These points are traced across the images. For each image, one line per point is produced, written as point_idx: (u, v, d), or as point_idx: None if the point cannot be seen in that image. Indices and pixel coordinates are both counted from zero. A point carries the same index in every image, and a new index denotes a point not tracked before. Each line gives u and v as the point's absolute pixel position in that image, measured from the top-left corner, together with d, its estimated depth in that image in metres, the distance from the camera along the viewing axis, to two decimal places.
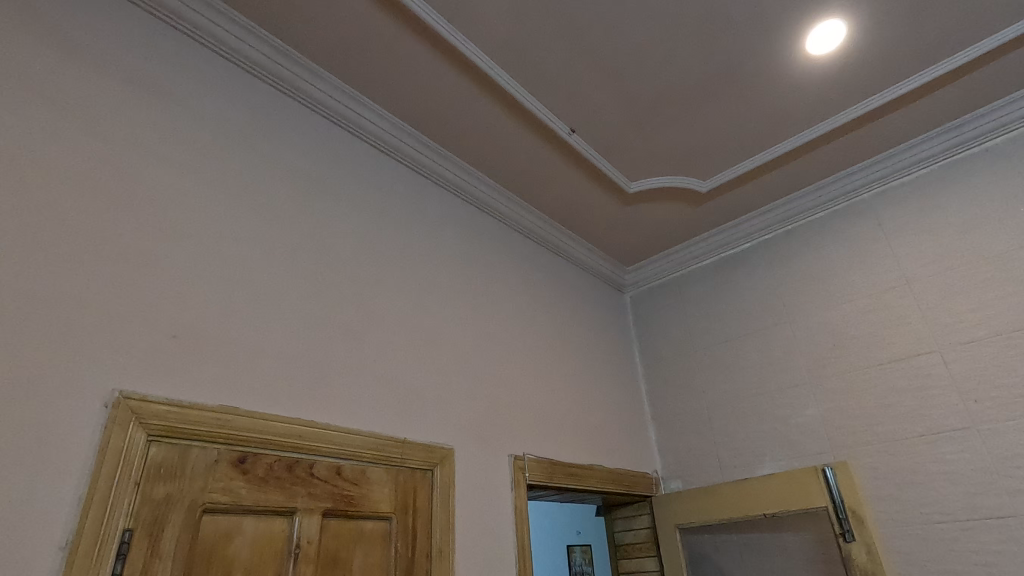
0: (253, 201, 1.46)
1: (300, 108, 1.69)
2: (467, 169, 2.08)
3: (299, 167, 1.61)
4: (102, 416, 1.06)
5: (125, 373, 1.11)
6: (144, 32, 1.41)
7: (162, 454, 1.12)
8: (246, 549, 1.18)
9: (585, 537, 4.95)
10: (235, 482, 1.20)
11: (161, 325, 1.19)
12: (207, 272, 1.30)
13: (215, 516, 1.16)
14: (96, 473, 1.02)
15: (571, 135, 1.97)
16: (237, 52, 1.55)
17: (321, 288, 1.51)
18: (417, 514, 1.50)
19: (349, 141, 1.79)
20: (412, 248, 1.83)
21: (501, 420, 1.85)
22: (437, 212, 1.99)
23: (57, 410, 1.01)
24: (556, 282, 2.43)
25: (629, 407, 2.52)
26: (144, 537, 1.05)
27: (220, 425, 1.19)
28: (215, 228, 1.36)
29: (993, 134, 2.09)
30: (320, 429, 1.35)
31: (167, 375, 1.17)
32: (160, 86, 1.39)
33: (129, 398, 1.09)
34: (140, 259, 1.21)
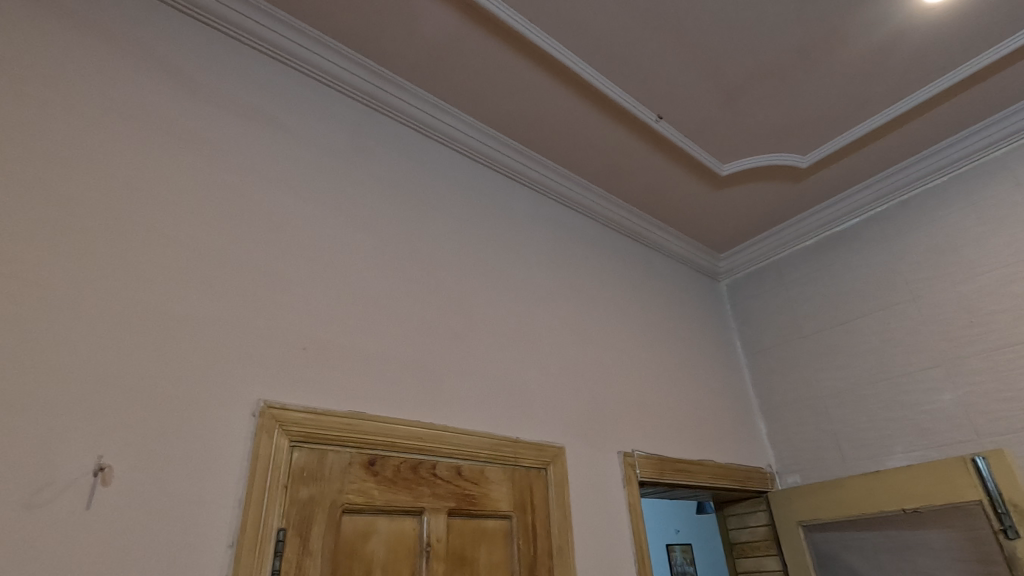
0: (358, 216, 1.53)
1: (393, 123, 1.76)
2: (553, 167, 2.07)
3: (396, 181, 1.67)
4: (251, 424, 1.15)
5: (266, 384, 1.20)
6: (253, 69, 1.52)
7: (304, 458, 1.20)
8: (383, 547, 1.24)
9: (684, 536, 4.78)
10: (367, 483, 1.26)
11: (292, 339, 1.28)
12: (326, 286, 1.39)
13: (353, 516, 1.23)
14: (250, 477, 1.11)
15: (659, 122, 1.92)
16: (335, 77, 1.64)
17: (426, 295, 1.56)
18: (535, 512, 1.51)
19: (439, 150, 1.84)
20: (507, 250, 1.85)
21: (606, 417, 1.83)
22: (527, 213, 2.00)
23: (212, 420, 1.11)
24: (648, 274, 2.37)
25: (735, 399, 2.41)
26: (296, 536, 1.13)
27: (350, 430, 1.26)
28: (328, 245, 1.44)
29: None
30: (439, 431, 1.40)
31: (300, 385, 1.25)
32: (272, 117, 1.49)
33: (272, 407, 1.18)
34: (269, 278, 1.30)
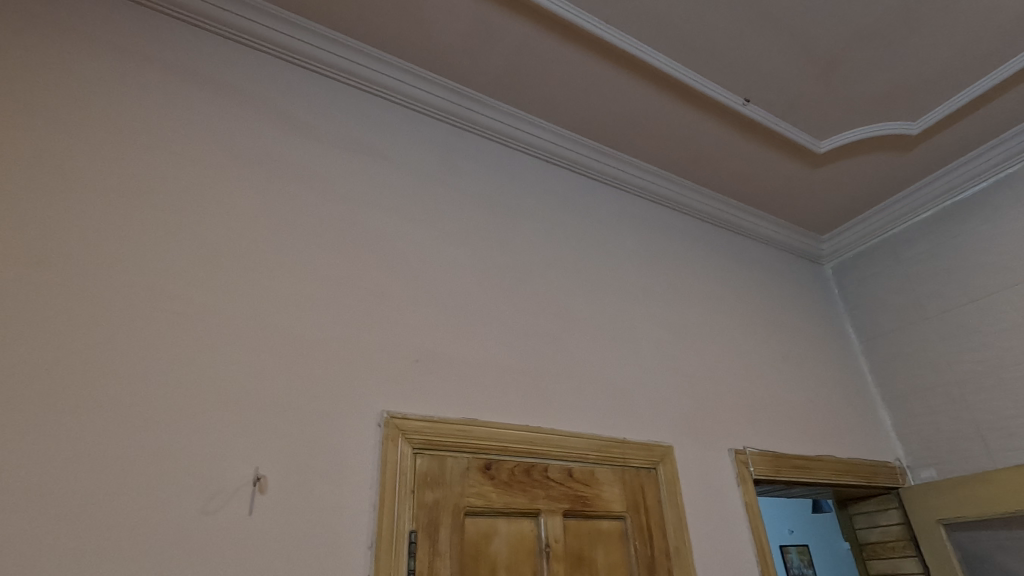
0: (455, 231, 1.60)
1: (478, 138, 1.81)
2: (637, 163, 2.05)
3: (486, 193, 1.72)
4: (377, 434, 1.24)
5: (387, 397, 1.28)
6: (351, 103, 1.63)
7: (426, 464, 1.27)
8: (505, 548, 1.28)
9: (799, 537, 4.50)
10: (485, 486, 1.31)
11: (406, 352, 1.35)
12: (431, 301, 1.46)
13: (475, 518, 1.28)
14: (381, 483, 1.19)
15: (747, 105, 1.85)
16: (422, 101, 1.73)
17: (523, 302, 1.60)
18: (649, 512, 1.50)
19: (523, 159, 1.87)
20: (597, 252, 1.85)
21: (713, 414, 1.78)
22: (614, 211, 1.99)
23: (345, 431, 1.21)
24: (745, 263, 2.28)
25: (852, 389, 2.25)
26: (426, 538, 1.20)
27: (466, 436, 1.32)
28: (431, 261, 1.51)
29: (1010, 163, 2.09)
30: (548, 434, 1.43)
31: (416, 396, 1.32)
32: (369, 145, 1.59)
33: (395, 417, 1.26)
34: (381, 297, 1.39)
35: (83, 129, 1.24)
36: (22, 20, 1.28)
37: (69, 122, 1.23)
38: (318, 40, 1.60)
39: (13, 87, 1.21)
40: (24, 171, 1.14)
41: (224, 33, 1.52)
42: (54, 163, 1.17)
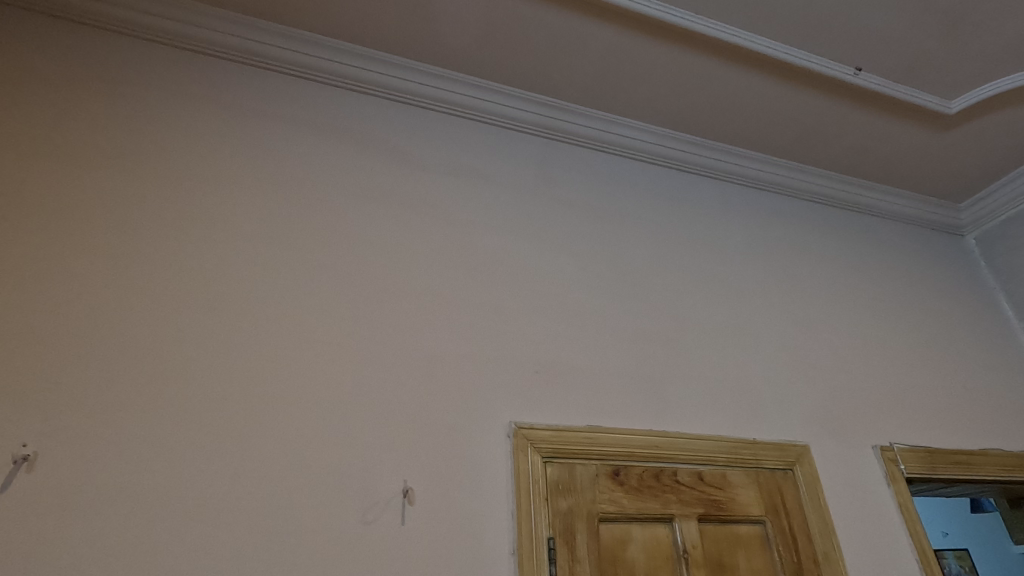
0: (560, 242, 1.62)
1: (573, 147, 1.83)
2: (738, 151, 1.96)
3: (586, 200, 1.73)
4: (508, 444, 1.28)
5: (513, 409, 1.33)
6: (451, 128, 1.69)
7: (556, 472, 1.29)
8: (642, 553, 1.28)
9: (957, 540, 4.02)
10: (616, 492, 1.32)
11: (526, 364, 1.39)
12: (545, 311, 1.49)
13: (609, 524, 1.29)
14: (516, 492, 1.23)
15: (858, 74, 1.72)
16: (517, 119, 1.76)
17: (634, 306, 1.59)
18: (790, 515, 1.42)
19: (619, 162, 1.86)
20: (705, 247, 1.79)
21: (851, 409, 1.66)
22: (718, 204, 1.92)
23: (479, 442, 1.26)
24: (870, 242, 2.10)
25: (1014, 372, 2.00)
26: (564, 544, 1.22)
27: (591, 443, 1.33)
28: (540, 273, 1.54)
29: None
30: (673, 438, 1.41)
31: (540, 406, 1.35)
32: (472, 166, 1.64)
33: (522, 427, 1.30)
34: (498, 313, 1.43)
35: (229, 183, 1.35)
36: (160, 88, 1.40)
37: (216, 178, 1.34)
38: (416, 75, 1.66)
39: (166, 152, 1.33)
40: (185, 226, 1.26)
41: (332, 83, 1.59)
42: (209, 216, 1.29)
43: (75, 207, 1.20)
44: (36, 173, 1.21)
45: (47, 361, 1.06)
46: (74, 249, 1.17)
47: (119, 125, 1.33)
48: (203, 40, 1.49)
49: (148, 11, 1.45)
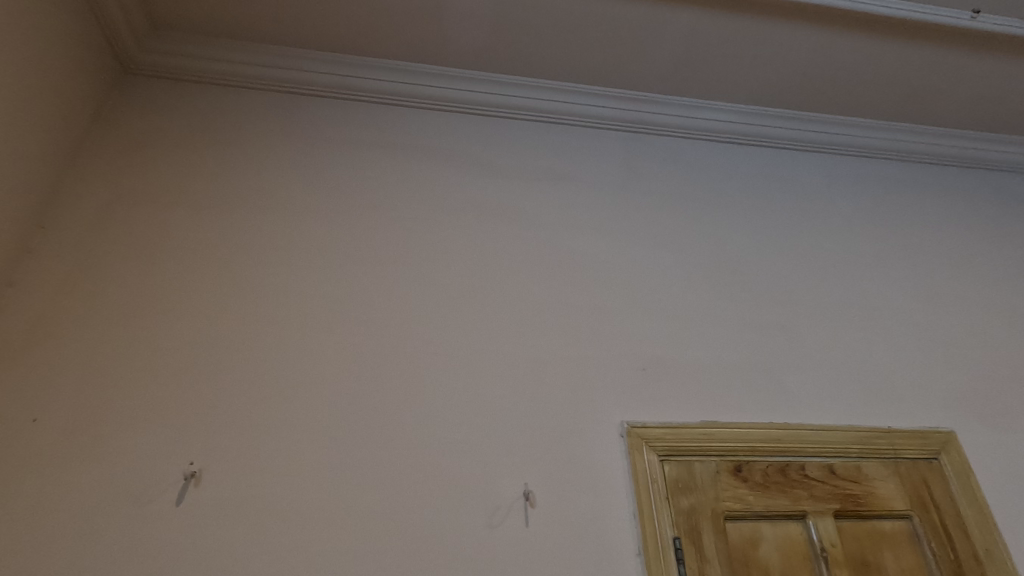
0: (654, 235, 1.59)
1: (657, 137, 1.79)
2: (836, 119, 1.84)
3: (677, 190, 1.69)
4: (622, 444, 1.27)
5: (625, 408, 1.31)
6: (533, 134, 1.70)
7: (675, 470, 1.26)
8: (775, 552, 1.21)
9: None
10: (740, 489, 1.26)
11: (632, 361, 1.37)
12: (646, 307, 1.46)
13: (736, 522, 1.23)
14: (636, 492, 1.21)
15: (976, 18, 1.55)
16: (598, 116, 1.75)
17: (739, 294, 1.53)
18: (941, 509, 1.30)
19: (707, 146, 1.80)
20: (810, 226, 1.69)
21: (1001, 389, 1.49)
22: (819, 178, 1.80)
23: (593, 444, 1.26)
24: (1003, 202, 1.88)
25: None
26: (690, 544, 1.19)
27: (708, 439, 1.29)
28: (637, 268, 1.52)
29: None
30: (797, 430, 1.33)
31: (651, 404, 1.33)
32: (557, 168, 1.65)
33: (635, 427, 1.28)
34: (599, 312, 1.42)
35: (335, 210, 1.44)
36: (268, 130, 1.52)
37: (324, 207, 1.43)
38: (496, 87, 1.70)
39: (278, 188, 1.44)
40: (303, 255, 1.35)
41: (419, 105, 1.66)
42: (322, 243, 1.38)
43: (210, 246, 1.32)
44: (175, 218, 1.34)
45: (202, 387, 1.16)
46: (213, 283, 1.28)
47: (238, 167, 1.44)
48: (302, 81, 1.59)
49: (252, 62, 1.57)
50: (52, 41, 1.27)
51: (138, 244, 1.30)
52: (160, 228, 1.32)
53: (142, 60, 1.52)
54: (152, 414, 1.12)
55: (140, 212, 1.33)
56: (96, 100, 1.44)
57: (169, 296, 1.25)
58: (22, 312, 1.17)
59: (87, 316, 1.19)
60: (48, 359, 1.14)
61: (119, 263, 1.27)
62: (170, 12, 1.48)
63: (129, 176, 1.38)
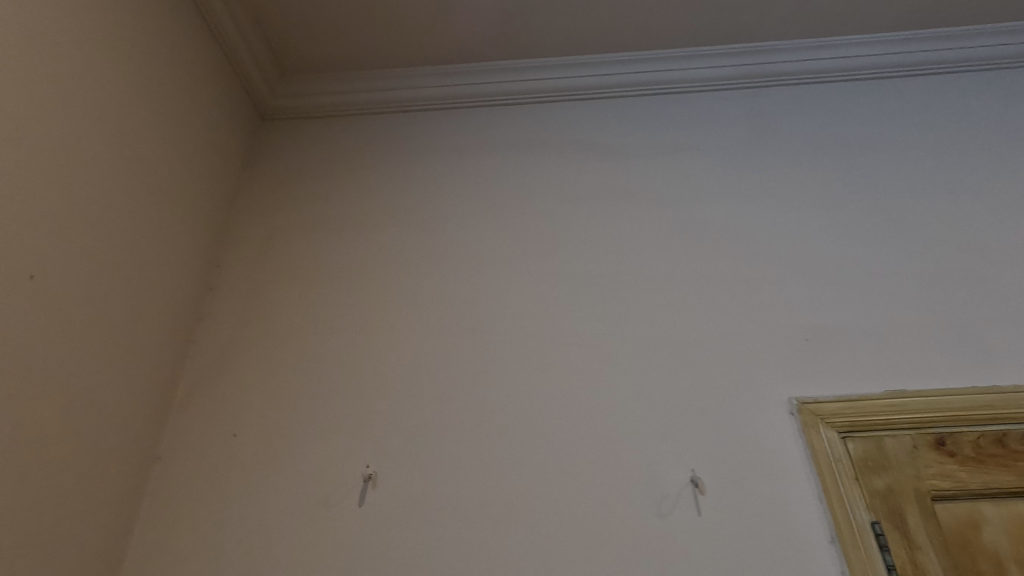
0: (796, 194, 1.45)
1: (783, 89, 1.64)
2: (996, 30, 1.60)
3: (814, 141, 1.53)
4: (794, 423, 1.16)
5: (791, 383, 1.20)
6: (646, 108, 1.63)
7: (862, 448, 1.11)
8: (1005, 537, 1.02)
9: None
10: (948, 465, 1.09)
11: (793, 333, 1.25)
12: (800, 273, 1.33)
13: (948, 504, 1.06)
14: (818, 473, 1.09)
15: None
16: (713, 77, 1.64)
17: (910, 246, 1.34)
18: None
19: (841, 89, 1.63)
20: (987, 156, 1.45)
21: None
22: (988, 99, 1.56)
23: (761, 424, 1.16)
24: None
25: None
26: (894, 529, 1.04)
27: (898, 410, 1.13)
28: (781, 232, 1.39)
29: None
30: (1011, 393, 1.13)
31: (821, 377, 1.20)
32: (676, 139, 1.56)
33: (806, 403, 1.16)
34: (746, 284, 1.32)
35: (462, 215, 1.47)
36: (390, 150, 1.60)
37: (451, 213, 1.48)
38: (600, 67, 1.66)
39: (407, 202, 1.50)
40: (438, 261, 1.40)
41: (526, 100, 1.66)
42: (454, 248, 1.42)
43: (355, 264, 1.41)
44: (320, 244, 1.45)
45: (366, 394, 1.24)
46: (361, 299, 1.36)
47: (367, 189, 1.53)
48: (414, 98, 1.66)
49: (368, 89, 1.67)
50: (206, 102, 1.44)
51: (295, 270, 1.42)
52: (309, 254, 1.44)
53: (276, 105, 1.68)
54: (327, 423, 1.21)
55: (292, 241, 1.46)
56: (244, 149, 1.61)
57: (325, 315, 1.35)
58: (210, 344, 1.33)
59: (260, 340, 1.32)
60: (235, 382, 1.27)
61: (281, 290, 1.39)
62: (295, 57, 1.62)
63: (277, 211, 1.51)
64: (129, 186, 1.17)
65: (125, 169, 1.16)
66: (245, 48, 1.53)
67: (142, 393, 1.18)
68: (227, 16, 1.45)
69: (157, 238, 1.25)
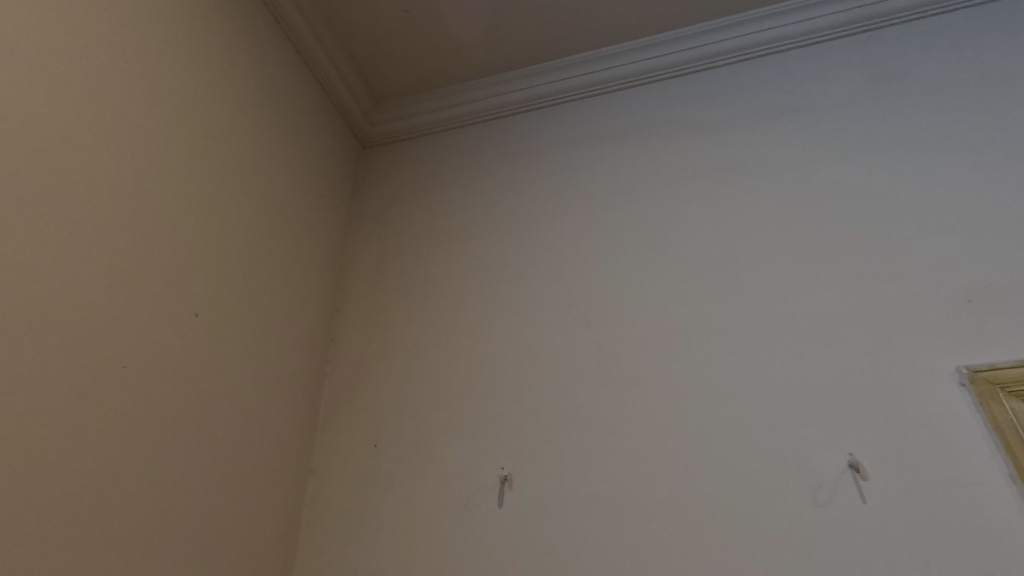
0: (932, 141, 1.29)
1: (901, 28, 1.48)
2: None
3: (947, 79, 1.36)
4: (966, 395, 1.02)
5: (956, 351, 1.06)
6: (743, 75, 1.54)
7: None
8: None
9: None
10: None
11: (951, 295, 1.12)
12: (949, 227, 1.18)
13: None
14: (1006, 450, 0.96)
15: None
16: (815, 30, 1.52)
17: None
18: None
19: (975, 15, 1.43)
20: None
21: None
22: None
23: (925, 399, 1.04)
24: None
25: None
26: None
27: None
28: (919, 186, 1.25)
29: None
30: None
31: (994, 341, 1.05)
32: (781, 103, 1.46)
33: (979, 371, 1.03)
34: (884, 248, 1.20)
35: (563, 213, 1.47)
36: (484, 158, 1.64)
37: (551, 213, 1.48)
38: (689, 41, 1.58)
39: (506, 208, 1.53)
40: (545, 262, 1.41)
41: (612, 89, 1.63)
42: (559, 247, 1.42)
43: (465, 274, 1.45)
44: (431, 258, 1.51)
45: (493, 398, 1.27)
46: (475, 306, 1.40)
47: (466, 200, 1.58)
48: (501, 104, 1.69)
49: (456, 103, 1.72)
50: (315, 140, 1.56)
51: (410, 285, 1.48)
52: (421, 269, 1.50)
53: (374, 133, 1.77)
54: (459, 429, 1.25)
55: (404, 259, 1.53)
56: (351, 178, 1.71)
57: (442, 325, 1.40)
58: (343, 362, 1.43)
59: (389, 355, 1.40)
60: (370, 395, 1.35)
61: (400, 305, 1.46)
62: (387, 85, 1.70)
63: (386, 233, 1.59)
64: (260, 225, 1.29)
65: (256, 211, 1.28)
66: (343, 85, 1.65)
67: (291, 411, 1.29)
68: (325, 58, 1.58)
69: (288, 270, 1.37)
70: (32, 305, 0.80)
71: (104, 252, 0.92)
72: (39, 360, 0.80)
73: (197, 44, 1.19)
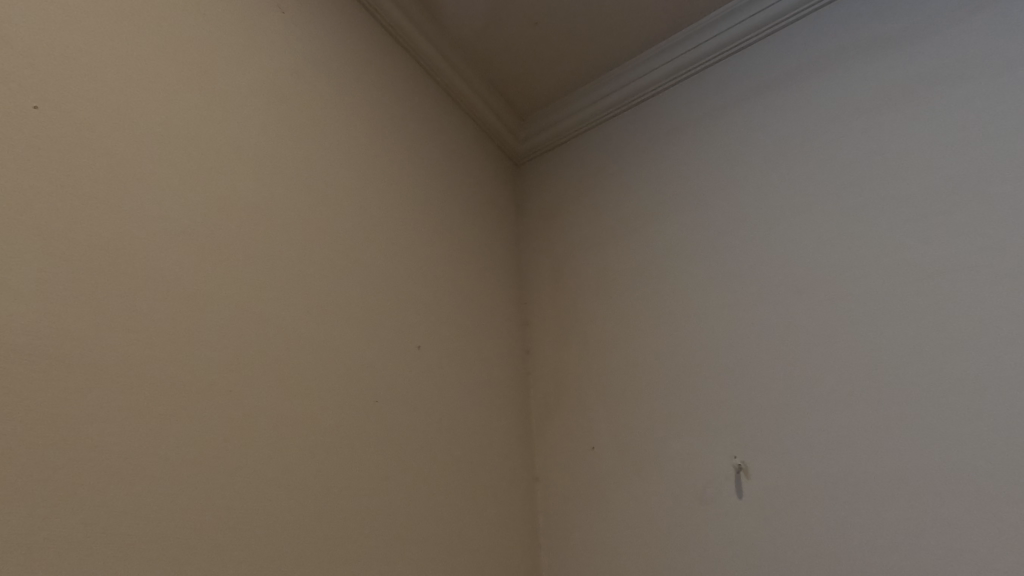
0: None
1: None
2: None
3: None
4: None
5: None
6: None
7: None
8: None
9: None
10: None
11: None
12: None
13: None
14: None
15: None
16: None
17: None
18: None
19: None
20: None
21: None
22: None
23: None
24: None
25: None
26: None
27: None
28: None
29: None
30: None
31: None
32: None
33: None
34: None
35: (734, 180, 1.37)
36: (636, 145, 1.60)
37: (721, 183, 1.39)
38: None
39: (670, 189, 1.46)
40: (728, 237, 1.32)
41: (764, 35, 1.49)
42: (737, 217, 1.33)
43: (641, 265, 1.42)
44: (603, 256, 1.50)
45: (704, 387, 1.22)
46: (660, 297, 1.36)
47: (625, 192, 1.55)
48: (642, 88, 1.64)
49: (598, 98, 1.70)
50: (477, 171, 1.66)
51: (588, 286, 1.49)
52: (597, 268, 1.50)
53: (523, 149, 1.83)
54: (674, 423, 1.23)
55: (576, 262, 1.55)
56: (513, 196, 1.79)
57: (630, 322, 1.38)
58: (543, 371, 1.48)
59: (586, 356, 1.41)
60: (575, 400, 1.38)
61: (584, 308, 1.47)
62: (529, 100, 1.75)
63: (555, 240, 1.63)
64: (446, 258, 1.40)
65: (442, 247, 1.40)
66: (489, 111, 1.72)
67: (508, 423, 1.37)
68: (470, 91, 1.67)
69: (480, 293, 1.46)
70: (299, 367, 0.97)
71: (336, 313, 1.07)
72: (311, 416, 0.96)
73: (370, 113, 1.34)
